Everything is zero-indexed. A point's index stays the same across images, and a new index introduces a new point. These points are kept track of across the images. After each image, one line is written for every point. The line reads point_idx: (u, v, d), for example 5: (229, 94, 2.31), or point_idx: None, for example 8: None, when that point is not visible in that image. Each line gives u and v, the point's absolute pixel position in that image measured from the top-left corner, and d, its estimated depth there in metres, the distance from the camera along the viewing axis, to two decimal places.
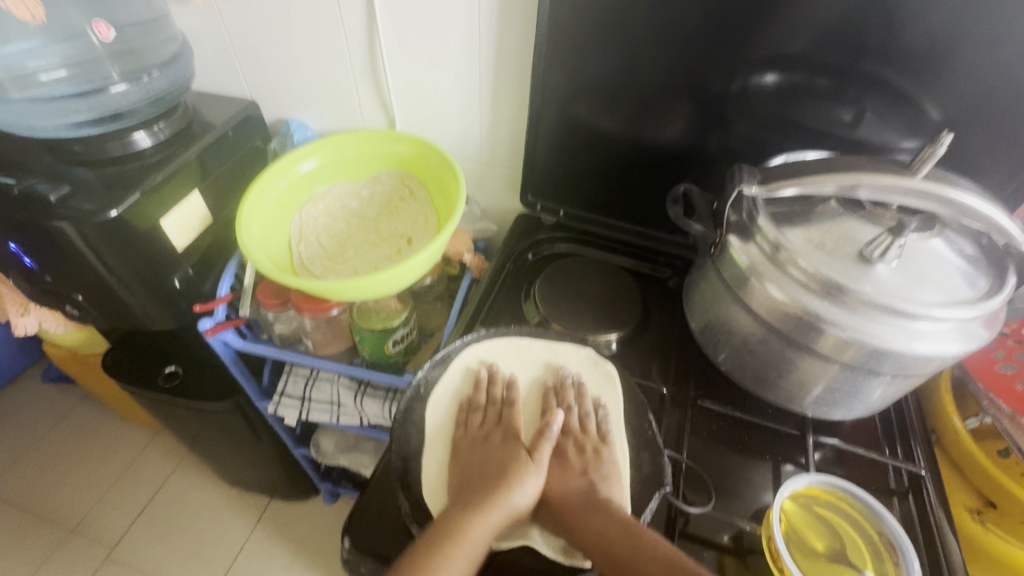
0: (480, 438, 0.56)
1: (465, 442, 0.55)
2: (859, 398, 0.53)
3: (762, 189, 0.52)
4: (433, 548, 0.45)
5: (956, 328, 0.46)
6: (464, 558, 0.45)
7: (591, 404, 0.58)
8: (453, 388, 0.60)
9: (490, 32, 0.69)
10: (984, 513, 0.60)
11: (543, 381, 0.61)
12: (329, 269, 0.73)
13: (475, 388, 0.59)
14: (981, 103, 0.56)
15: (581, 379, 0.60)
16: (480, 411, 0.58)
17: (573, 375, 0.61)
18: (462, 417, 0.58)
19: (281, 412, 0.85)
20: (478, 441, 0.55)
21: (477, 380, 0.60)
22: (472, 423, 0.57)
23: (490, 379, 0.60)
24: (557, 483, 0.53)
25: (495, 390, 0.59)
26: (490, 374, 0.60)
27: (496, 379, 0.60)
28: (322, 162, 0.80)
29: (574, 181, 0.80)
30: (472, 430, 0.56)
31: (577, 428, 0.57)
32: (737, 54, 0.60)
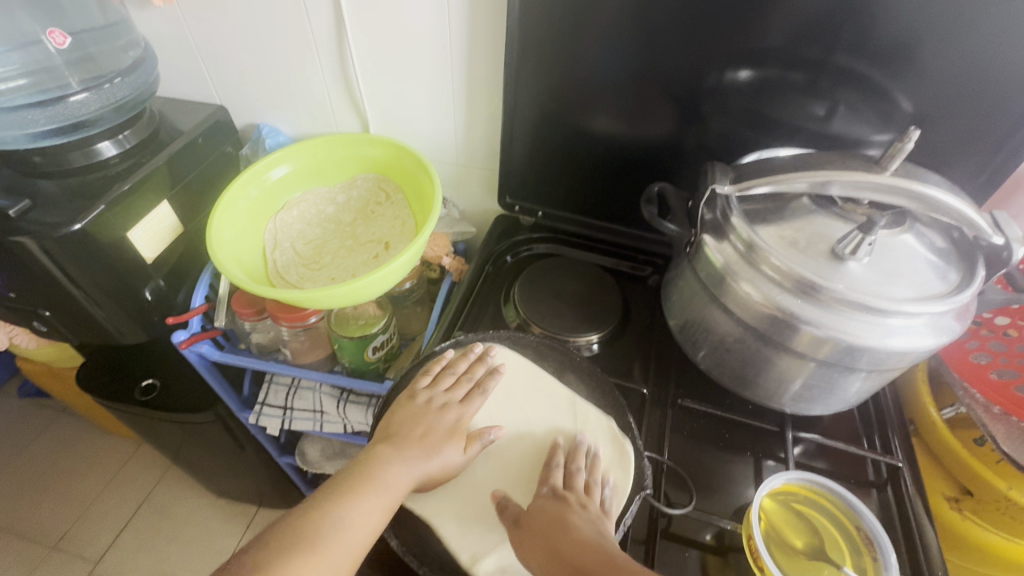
0: (437, 401, 0.56)
1: (422, 398, 0.56)
2: (836, 393, 0.53)
3: (735, 187, 0.51)
4: (355, 487, 0.48)
5: (928, 322, 0.46)
6: (377, 502, 0.48)
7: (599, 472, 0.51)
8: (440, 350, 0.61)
9: (460, 31, 0.68)
10: (961, 501, 0.60)
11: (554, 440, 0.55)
12: (305, 276, 0.72)
13: (462, 356, 0.60)
14: (951, 95, 0.56)
15: (597, 451, 0.54)
16: (454, 377, 0.58)
17: (588, 445, 0.54)
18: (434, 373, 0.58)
19: (264, 421, 0.84)
20: (433, 403, 0.56)
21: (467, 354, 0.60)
22: (439, 385, 0.57)
23: (479, 357, 0.60)
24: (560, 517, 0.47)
25: (478, 368, 0.59)
26: (482, 355, 0.60)
27: (484, 361, 0.59)
28: (295, 167, 0.78)
29: (552, 180, 0.79)
30: (438, 391, 0.57)
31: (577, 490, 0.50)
32: (710, 50, 0.60)
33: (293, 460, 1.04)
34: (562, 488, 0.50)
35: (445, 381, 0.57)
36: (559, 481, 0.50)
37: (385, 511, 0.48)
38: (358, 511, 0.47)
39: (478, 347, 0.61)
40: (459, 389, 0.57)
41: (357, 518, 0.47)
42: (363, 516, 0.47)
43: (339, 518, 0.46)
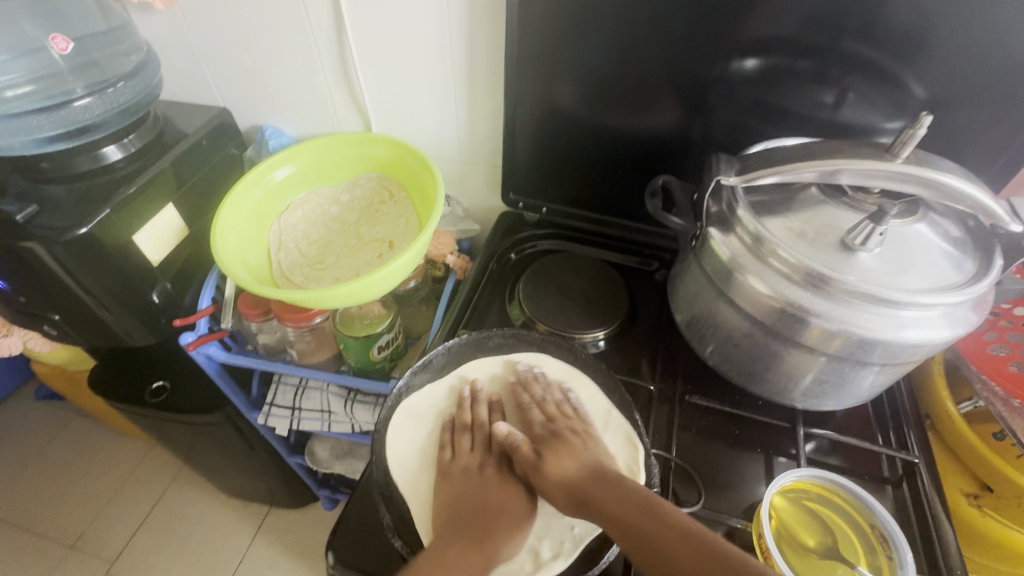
0: (471, 465, 0.54)
1: (454, 468, 0.54)
2: (849, 388, 0.52)
3: (740, 178, 0.50)
4: None
5: (943, 314, 0.45)
6: None
7: (560, 391, 0.59)
8: (435, 405, 0.60)
9: (459, 27, 0.68)
10: (981, 497, 0.59)
11: (505, 378, 0.62)
12: (310, 277, 0.72)
13: (458, 409, 0.59)
14: (966, 79, 0.55)
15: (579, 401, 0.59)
16: (466, 434, 0.57)
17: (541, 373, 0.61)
18: (449, 436, 0.57)
19: (272, 422, 0.84)
20: (467, 470, 0.53)
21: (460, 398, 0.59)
22: (460, 447, 0.55)
23: (473, 399, 0.59)
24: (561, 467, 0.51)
25: (479, 411, 0.58)
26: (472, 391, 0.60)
27: (478, 400, 0.59)
28: (299, 168, 0.79)
29: (556, 176, 0.79)
30: (461, 454, 0.55)
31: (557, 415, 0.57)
32: (715, 39, 0.59)
33: (302, 460, 1.05)
34: (549, 420, 0.56)
35: (463, 444, 0.56)
36: (542, 415, 0.57)
37: None
38: None
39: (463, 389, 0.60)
40: (479, 441, 0.56)
41: None
42: None
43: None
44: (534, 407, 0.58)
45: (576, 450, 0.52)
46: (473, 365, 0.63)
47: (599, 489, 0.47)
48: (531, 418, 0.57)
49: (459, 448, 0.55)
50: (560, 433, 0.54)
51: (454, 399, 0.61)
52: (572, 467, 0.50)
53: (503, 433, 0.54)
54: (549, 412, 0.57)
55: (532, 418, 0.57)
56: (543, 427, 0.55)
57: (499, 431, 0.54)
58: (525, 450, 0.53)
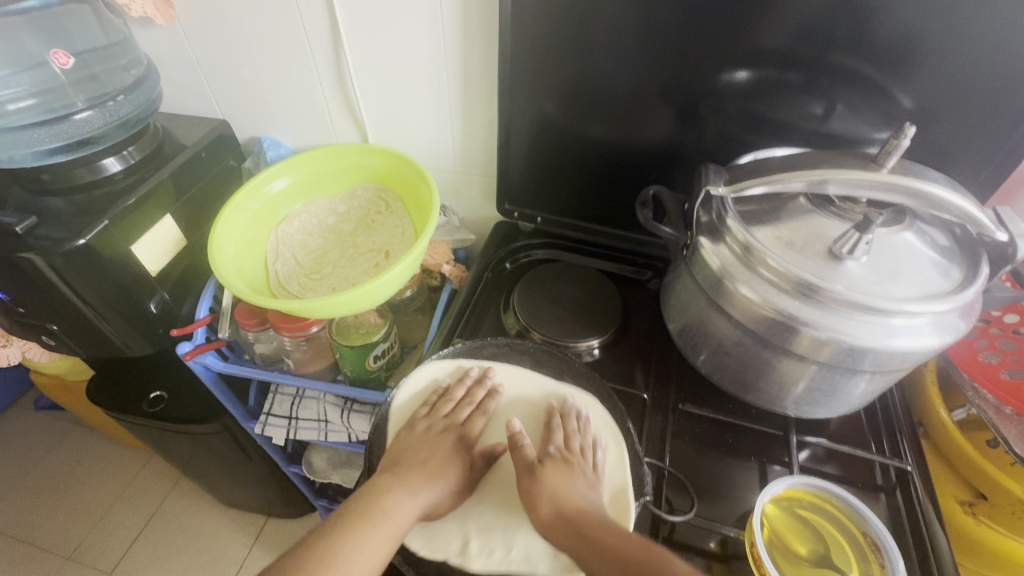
0: (438, 429, 0.58)
1: (429, 426, 0.58)
2: (840, 395, 0.52)
3: (729, 189, 0.51)
4: (357, 521, 0.47)
5: (931, 321, 0.45)
6: (384, 542, 0.47)
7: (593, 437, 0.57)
8: (435, 376, 0.63)
9: (454, 40, 0.69)
10: (976, 505, 0.59)
11: (548, 403, 0.61)
12: (306, 286, 0.73)
13: (458, 382, 0.61)
14: (952, 90, 0.56)
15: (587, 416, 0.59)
16: (455, 403, 0.60)
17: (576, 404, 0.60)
18: (433, 403, 0.61)
19: (269, 431, 0.84)
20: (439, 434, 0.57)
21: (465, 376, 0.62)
22: (437, 413, 0.59)
23: (478, 380, 0.62)
24: (557, 483, 0.52)
25: (476, 392, 0.61)
26: (480, 375, 0.62)
27: (483, 384, 0.61)
28: (296, 179, 0.79)
29: (551, 186, 0.79)
30: (438, 420, 0.58)
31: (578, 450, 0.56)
32: (706, 51, 0.60)
33: (300, 470, 1.05)
34: (567, 450, 0.56)
35: (448, 408, 0.60)
36: (561, 440, 0.57)
37: (393, 546, 0.47)
38: (363, 545, 0.46)
39: (474, 369, 0.63)
40: (461, 413, 0.59)
41: (368, 555, 0.46)
42: (368, 551, 0.46)
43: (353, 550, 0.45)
44: (557, 429, 0.58)
45: (577, 473, 0.53)
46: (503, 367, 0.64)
47: (590, 517, 0.48)
48: (550, 436, 0.57)
49: (440, 411, 0.59)
50: (571, 459, 0.54)
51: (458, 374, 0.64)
52: (561, 486, 0.52)
53: (514, 432, 0.56)
54: (569, 438, 0.56)
55: (551, 437, 0.57)
56: (557, 448, 0.55)
57: (511, 427, 0.56)
58: (528, 456, 0.54)
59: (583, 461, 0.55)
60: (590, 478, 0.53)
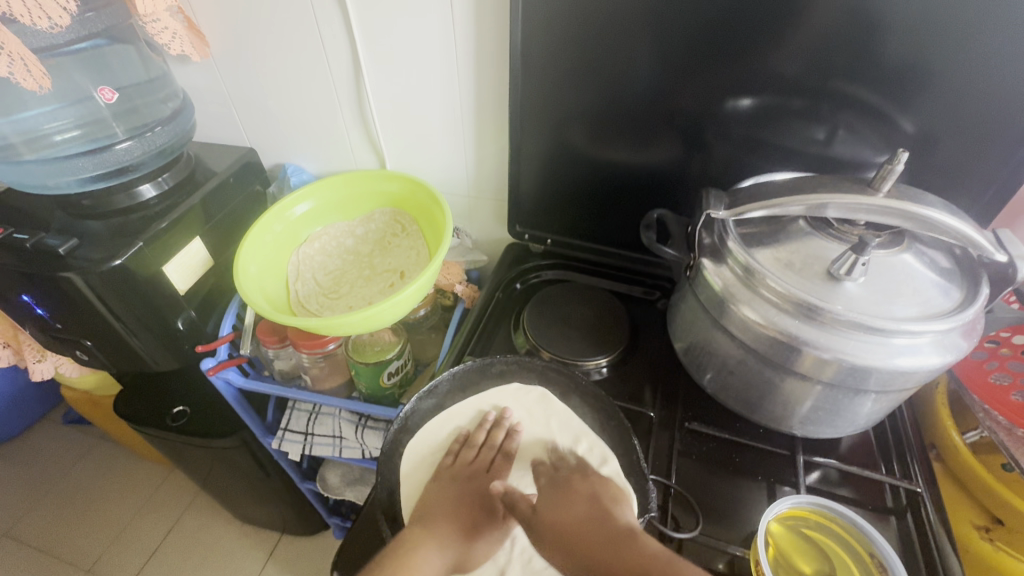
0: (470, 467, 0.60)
1: (449, 472, 0.59)
2: (846, 415, 0.53)
3: (729, 212, 0.53)
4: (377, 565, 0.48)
5: (933, 340, 0.46)
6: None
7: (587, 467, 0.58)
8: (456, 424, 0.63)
9: (467, 70, 0.73)
10: (993, 531, 0.57)
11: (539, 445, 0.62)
12: (325, 305, 0.76)
13: (477, 427, 0.63)
14: (953, 116, 0.57)
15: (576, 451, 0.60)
16: (474, 449, 0.61)
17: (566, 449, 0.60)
18: (456, 447, 0.61)
19: (285, 447, 0.87)
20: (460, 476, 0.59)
21: (483, 420, 0.63)
22: (464, 456, 0.60)
23: (495, 424, 0.63)
24: (564, 511, 0.51)
25: (496, 434, 0.62)
26: (498, 418, 0.63)
27: (500, 425, 0.62)
28: (317, 204, 0.83)
29: (561, 208, 0.82)
30: (463, 463, 0.60)
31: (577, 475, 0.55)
32: (711, 79, 0.62)
33: (313, 486, 1.06)
34: (559, 473, 0.57)
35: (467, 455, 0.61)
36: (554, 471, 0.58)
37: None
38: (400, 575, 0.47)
39: (492, 412, 0.64)
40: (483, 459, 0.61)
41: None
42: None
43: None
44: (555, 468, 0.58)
45: (576, 488, 0.54)
46: (511, 398, 0.65)
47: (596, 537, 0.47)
48: (540, 473, 0.58)
49: (462, 458, 0.60)
50: (568, 481, 0.55)
51: (477, 420, 0.64)
52: (569, 516, 0.50)
53: (501, 489, 0.56)
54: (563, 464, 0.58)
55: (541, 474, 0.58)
56: (550, 477, 0.57)
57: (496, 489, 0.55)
58: (522, 503, 0.54)
59: (586, 478, 0.55)
60: (593, 488, 0.53)
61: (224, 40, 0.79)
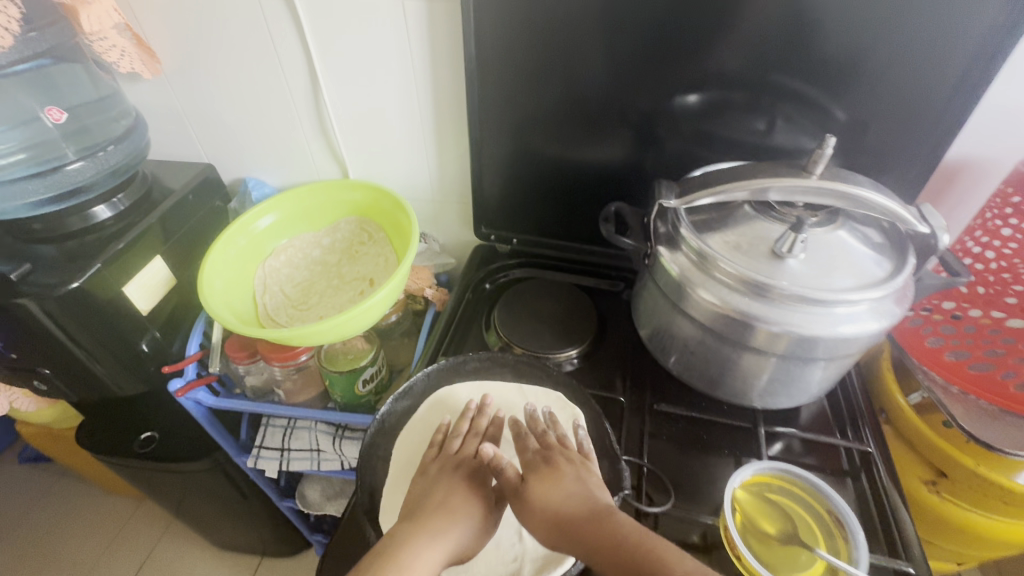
0: (452, 461, 0.56)
1: (434, 464, 0.56)
2: (801, 384, 0.56)
3: (680, 201, 0.56)
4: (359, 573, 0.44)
5: (871, 308, 0.50)
6: None
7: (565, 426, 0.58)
8: (425, 420, 0.63)
9: (424, 77, 0.74)
10: (938, 483, 0.63)
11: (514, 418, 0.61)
12: (294, 317, 0.75)
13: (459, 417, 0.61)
14: (877, 103, 0.62)
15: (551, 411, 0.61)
16: (461, 437, 0.59)
17: (542, 408, 0.61)
18: (440, 439, 0.59)
19: (262, 464, 0.86)
20: (438, 472, 0.55)
21: (467, 410, 0.61)
22: (450, 446, 0.58)
23: (478, 411, 0.61)
24: (554, 493, 0.50)
25: (480, 421, 0.60)
26: (480, 405, 0.61)
27: (482, 412, 0.61)
28: (280, 216, 0.83)
29: (525, 207, 0.84)
30: (450, 453, 0.57)
31: (556, 445, 0.56)
32: (658, 77, 0.66)
33: (293, 503, 1.04)
34: (542, 449, 0.56)
35: (452, 446, 0.58)
36: (537, 444, 0.57)
37: None
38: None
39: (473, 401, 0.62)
40: (464, 447, 0.57)
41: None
42: None
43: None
44: (530, 436, 0.58)
45: (563, 471, 0.52)
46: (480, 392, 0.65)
47: (586, 519, 0.47)
48: (523, 445, 0.57)
49: (447, 445, 0.58)
50: (551, 460, 0.54)
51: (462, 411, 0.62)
52: (562, 500, 0.50)
53: (490, 454, 0.55)
54: (545, 442, 0.57)
55: (526, 446, 0.57)
56: (536, 453, 0.55)
57: (485, 454, 0.55)
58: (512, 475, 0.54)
59: (568, 457, 0.54)
60: (577, 468, 0.53)
61: (175, 55, 0.79)
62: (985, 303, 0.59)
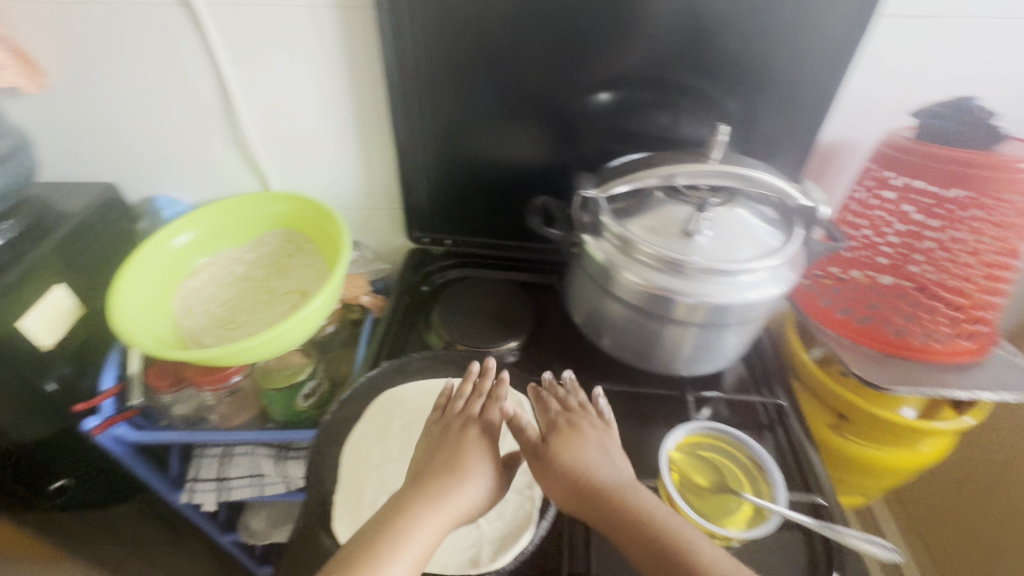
0: (468, 419, 0.57)
1: (450, 424, 0.57)
2: (720, 349, 0.62)
3: (599, 190, 0.60)
4: (376, 536, 0.46)
5: (771, 274, 0.56)
6: (420, 547, 0.46)
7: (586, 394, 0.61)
8: (371, 419, 0.62)
9: (343, 83, 0.74)
10: (842, 425, 0.72)
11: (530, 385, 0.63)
12: (222, 336, 0.72)
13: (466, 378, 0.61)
14: (762, 95, 0.69)
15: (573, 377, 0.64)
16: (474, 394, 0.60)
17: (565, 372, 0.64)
18: (450, 399, 0.60)
19: (198, 498, 0.82)
20: (452, 432, 0.56)
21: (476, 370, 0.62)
22: (464, 404, 0.59)
23: (482, 374, 0.61)
24: (575, 459, 0.53)
25: (485, 383, 0.60)
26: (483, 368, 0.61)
27: (487, 375, 0.60)
28: (199, 235, 0.80)
29: (456, 208, 0.85)
30: (465, 410, 0.58)
31: (577, 411, 0.59)
32: (570, 78, 0.70)
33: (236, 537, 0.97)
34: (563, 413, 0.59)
35: (459, 404, 0.59)
36: (557, 409, 0.59)
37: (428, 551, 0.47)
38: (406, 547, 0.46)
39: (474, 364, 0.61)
40: (473, 406, 0.58)
41: (420, 542, 0.46)
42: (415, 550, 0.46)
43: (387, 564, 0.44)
44: (551, 399, 0.60)
45: (583, 438, 0.55)
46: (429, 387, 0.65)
47: (604, 487, 0.51)
48: (544, 406, 0.59)
49: (463, 404, 0.59)
50: (572, 426, 0.57)
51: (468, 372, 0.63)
52: (582, 466, 0.53)
53: (510, 413, 0.57)
54: (565, 408, 0.59)
55: (546, 407, 0.59)
56: (559, 417, 0.58)
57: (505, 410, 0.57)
58: (531, 437, 0.56)
59: (589, 423, 0.57)
60: (599, 435, 0.56)
61: (63, 68, 0.73)
62: (846, 263, 0.70)
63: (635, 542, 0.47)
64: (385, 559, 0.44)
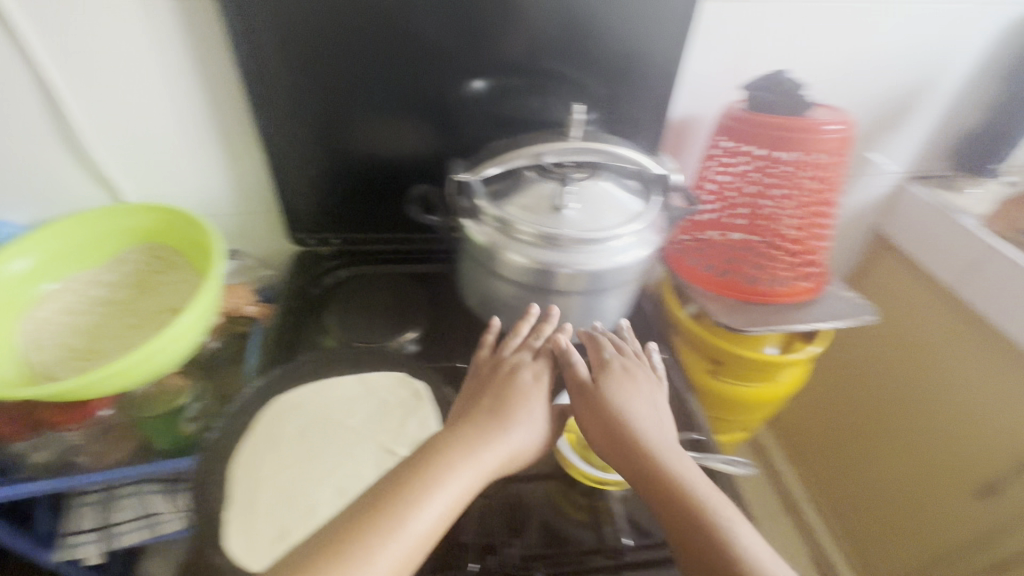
0: (520, 360, 0.57)
1: (500, 367, 0.57)
2: (603, 314, 0.66)
3: (472, 173, 0.61)
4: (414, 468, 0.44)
5: (637, 238, 0.61)
6: (456, 486, 0.44)
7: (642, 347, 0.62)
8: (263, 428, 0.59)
9: (198, 81, 0.69)
10: (718, 370, 0.81)
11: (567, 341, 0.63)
12: (79, 367, 0.64)
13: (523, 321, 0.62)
14: (618, 78, 0.75)
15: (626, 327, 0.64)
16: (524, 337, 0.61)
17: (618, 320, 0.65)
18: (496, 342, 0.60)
19: (79, 552, 0.74)
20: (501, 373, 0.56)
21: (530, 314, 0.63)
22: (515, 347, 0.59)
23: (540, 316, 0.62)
24: (623, 406, 0.53)
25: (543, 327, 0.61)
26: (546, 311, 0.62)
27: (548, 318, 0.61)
28: (40, 259, 0.71)
29: (341, 206, 0.83)
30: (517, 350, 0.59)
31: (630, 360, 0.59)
32: (439, 67, 0.71)
33: None
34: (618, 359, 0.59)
35: (512, 345, 0.60)
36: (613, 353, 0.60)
37: (466, 491, 0.45)
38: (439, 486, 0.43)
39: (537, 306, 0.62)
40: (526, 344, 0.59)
41: (456, 484, 0.44)
42: (451, 488, 0.44)
43: (419, 506, 0.42)
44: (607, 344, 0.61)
45: (629, 387, 0.55)
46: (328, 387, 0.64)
47: (650, 445, 0.50)
48: (597, 349, 0.60)
49: (514, 346, 0.59)
50: (625, 372, 0.57)
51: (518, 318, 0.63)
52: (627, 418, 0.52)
53: (566, 349, 0.58)
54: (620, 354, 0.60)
55: (600, 351, 0.60)
56: (615, 363, 0.58)
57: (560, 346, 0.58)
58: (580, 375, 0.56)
59: (638, 374, 0.58)
60: (649, 386, 0.57)
61: None
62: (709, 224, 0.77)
63: (671, 509, 0.46)
64: (416, 500, 0.42)
